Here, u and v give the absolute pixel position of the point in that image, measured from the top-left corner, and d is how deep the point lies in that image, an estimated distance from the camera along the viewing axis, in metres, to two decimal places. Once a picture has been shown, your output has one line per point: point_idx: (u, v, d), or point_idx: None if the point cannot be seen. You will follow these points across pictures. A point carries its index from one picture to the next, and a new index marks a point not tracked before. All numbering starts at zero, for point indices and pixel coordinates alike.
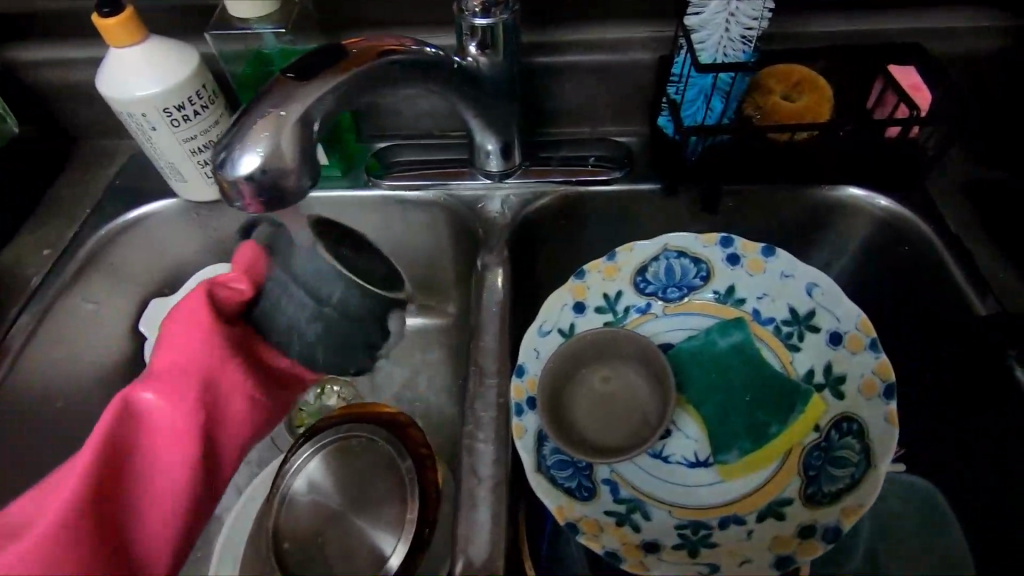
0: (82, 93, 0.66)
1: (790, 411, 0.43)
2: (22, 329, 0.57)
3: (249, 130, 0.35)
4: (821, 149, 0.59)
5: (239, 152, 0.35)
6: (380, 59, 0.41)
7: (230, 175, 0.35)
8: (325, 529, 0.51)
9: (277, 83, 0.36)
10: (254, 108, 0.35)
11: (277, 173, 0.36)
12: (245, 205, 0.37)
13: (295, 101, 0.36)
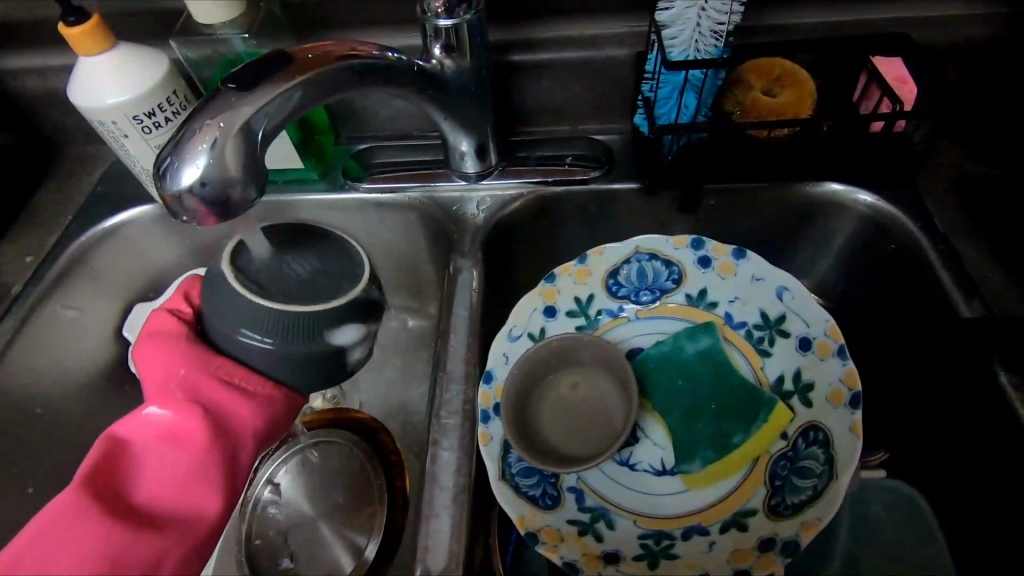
0: (63, 100, 0.66)
1: (756, 418, 0.42)
2: (4, 336, 0.58)
3: (187, 143, 0.34)
4: (801, 145, 0.57)
5: (179, 164, 0.34)
6: (334, 66, 0.41)
7: (173, 188, 0.35)
8: (297, 537, 0.51)
9: (218, 94, 0.36)
10: (193, 120, 0.35)
11: (221, 184, 0.35)
12: (195, 220, 0.36)
13: (237, 109, 0.36)
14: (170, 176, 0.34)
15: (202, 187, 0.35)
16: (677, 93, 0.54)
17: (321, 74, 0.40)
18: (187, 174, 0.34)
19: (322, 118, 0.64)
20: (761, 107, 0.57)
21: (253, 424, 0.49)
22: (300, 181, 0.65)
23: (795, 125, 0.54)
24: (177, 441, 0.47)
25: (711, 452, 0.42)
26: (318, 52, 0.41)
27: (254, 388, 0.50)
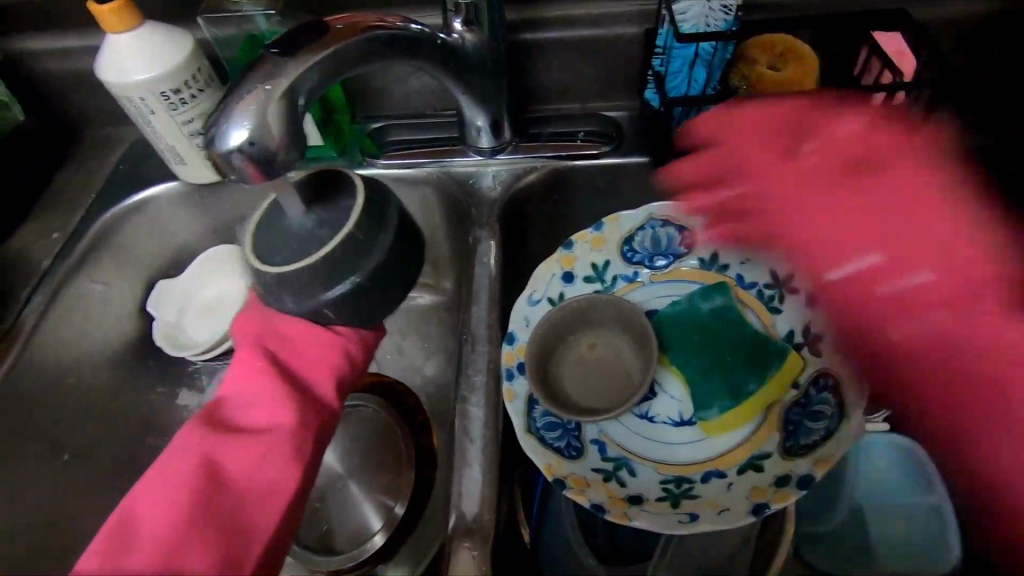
0: (84, 81, 0.67)
1: (769, 368, 0.45)
2: (34, 310, 0.59)
3: (237, 106, 0.36)
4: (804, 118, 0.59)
5: (228, 125, 0.36)
6: (363, 36, 0.43)
7: (222, 149, 0.36)
8: (326, 493, 0.53)
9: (262, 60, 0.38)
10: (239, 86, 0.37)
11: (265, 145, 0.37)
12: (246, 180, 0.38)
13: (279, 76, 0.38)
14: (219, 138, 0.36)
15: (252, 150, 0.36)
16: (687, 67, 0.56)
17: (353, 43, 0.42)
18: (238, 137, 0.36)
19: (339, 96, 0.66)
20: (767, 81, 0.59)
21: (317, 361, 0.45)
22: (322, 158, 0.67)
23: (801, 98, 0.56)
24: (256, 385, 0.43)
25: (727, 401, 0.44)
26: (347, 23, 0.42)
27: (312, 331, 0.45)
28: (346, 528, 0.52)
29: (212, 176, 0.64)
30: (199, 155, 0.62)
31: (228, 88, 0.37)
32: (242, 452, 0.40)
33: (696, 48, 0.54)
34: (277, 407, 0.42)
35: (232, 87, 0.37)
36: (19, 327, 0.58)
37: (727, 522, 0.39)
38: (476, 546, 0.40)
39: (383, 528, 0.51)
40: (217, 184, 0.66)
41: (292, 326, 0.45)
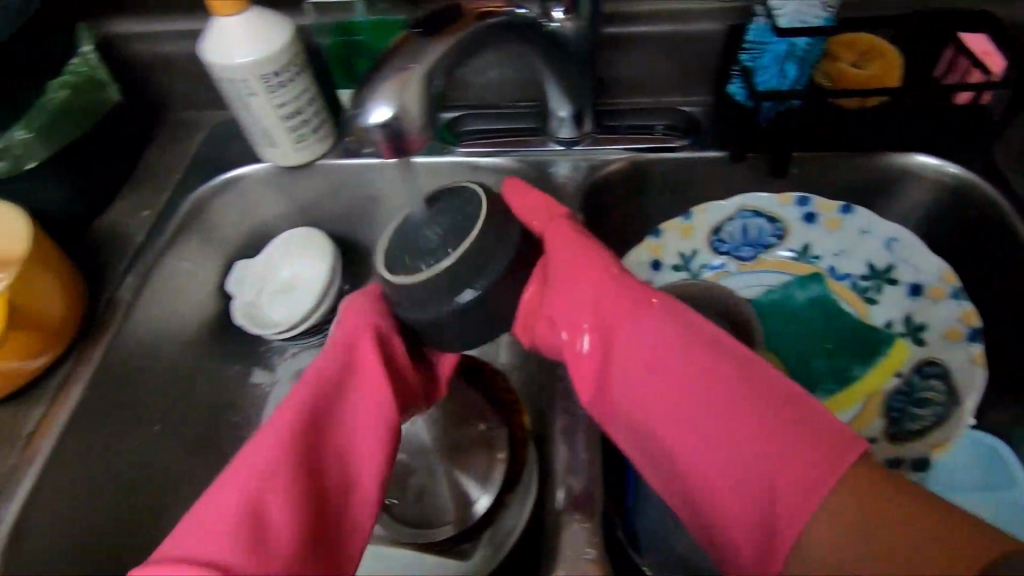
0: (172, 65, 0.69)
1: (876, 356, 0.47)
2: (131, 287, 0.59)
3: (379, 86, 0.37)
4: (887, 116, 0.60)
5: (371, 103, 0.37)
6: (478, 25, 0.42)
7: (364, 124, 0.38)
8: (413, 472, 0.54)
9: (400, 40, 0.39)
10: (379, 66, 0.38)
11: (404, 121, 0.38)
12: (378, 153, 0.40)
13: (420, 54, 0.38)
14: (363, 113, 0.37)
15: (393, 127, 0.38)
16: (779, 62, 0.56)
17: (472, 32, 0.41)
18: (381, 113, 0.37)
19: None
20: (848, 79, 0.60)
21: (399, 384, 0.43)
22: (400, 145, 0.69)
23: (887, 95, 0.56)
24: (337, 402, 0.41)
25: (834, 386, 0.46)
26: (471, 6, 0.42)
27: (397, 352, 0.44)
28: (428, 510, 0.53)
29: (298, 159, 0.66)
30: (288, 138, 0.64)
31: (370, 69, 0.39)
32: (300, 496, 0.36)
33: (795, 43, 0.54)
34: (366, 430, 0.40)
35: (373, 68, 0.39)
36: (120, 301, 0.58)
37: None
38: (587, 519, 0.42)
39: (464, 514, 0.51)
40: (301, 167, 0.68)
41: (365, 340, 0.42)
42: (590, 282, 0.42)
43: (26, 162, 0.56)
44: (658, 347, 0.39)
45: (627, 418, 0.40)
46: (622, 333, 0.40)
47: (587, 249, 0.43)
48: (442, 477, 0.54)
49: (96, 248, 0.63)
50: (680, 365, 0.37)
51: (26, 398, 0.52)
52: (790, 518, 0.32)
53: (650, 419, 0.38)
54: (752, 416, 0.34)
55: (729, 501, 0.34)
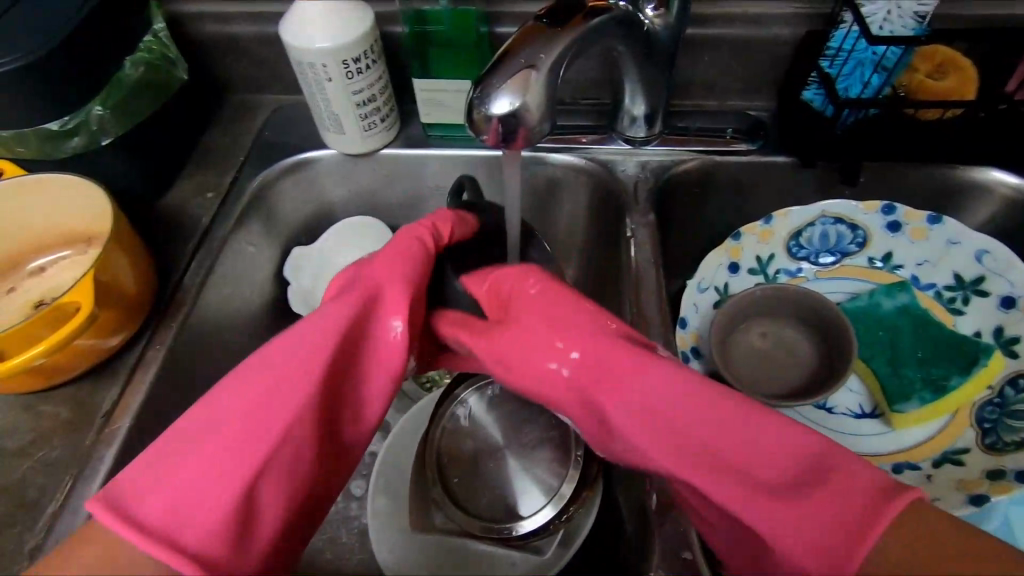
0: (237, 46, 0.68)
1: (972, 363, 0.44)
2: (200, 268, 0.59)
3: (507, 81, 0.37)
4: (962, 130, 0.59)
5: (496, 94, 0.37)
6: (588, 25, 0.41)
7: (486, 113, 0.38)
8: (483, 463, 0.54)
9: (524, 34, 0.38)
10: (504, 59, 0.38)
11: (525, 113, 0.38)
12: (489, 141, 0.40)
13: (550, 45, 0.38)
14: (488, 101, 0.37)
15: (516, 118, 0.38)
16: (860, 69, 0.57)
17: (586, 31, 0.40)
18: (507, 103, 0.37)
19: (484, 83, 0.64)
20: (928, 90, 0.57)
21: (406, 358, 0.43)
22: (464, 138, 0.68)
23: (958, 107, 0.56)
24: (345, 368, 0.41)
25: (927, 394, 0.44)
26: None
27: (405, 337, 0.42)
28: (503, 504, 0.52)
29: (364, 147, 0.66)
30: (358, 125, 0.63)
31: (494, 61, 0.38)
32: (323, 403, 0.40)
33: (883, 51, 0.54)
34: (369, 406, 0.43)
35: (497, 60, 0.38)
36: (189, 281, 0.57)
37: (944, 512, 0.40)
38: (681, 519, 0.42)
39: (540, 511, 0.51)
40: (365, 155, 0.67)
41: (407, 267, 0.45)
42: (580, 324, 0.41)
43: (101, 138, 0.56)
44: (660, 392, 0.37)
45: (638, 461, 0.39)
46: (618, 380, 0.38)
47: (559, 296, 0.42)
48: (512, 471, 0.53)
49: (161, 229, 0.62)
50: (682, 409, 0.36)
51: (101, 377, 0.51)
52: (818, 497, 0.33)
53: (659, 464, 0.37)
54: (772, 456, 0.34)
55: (734, 524, 0.36)
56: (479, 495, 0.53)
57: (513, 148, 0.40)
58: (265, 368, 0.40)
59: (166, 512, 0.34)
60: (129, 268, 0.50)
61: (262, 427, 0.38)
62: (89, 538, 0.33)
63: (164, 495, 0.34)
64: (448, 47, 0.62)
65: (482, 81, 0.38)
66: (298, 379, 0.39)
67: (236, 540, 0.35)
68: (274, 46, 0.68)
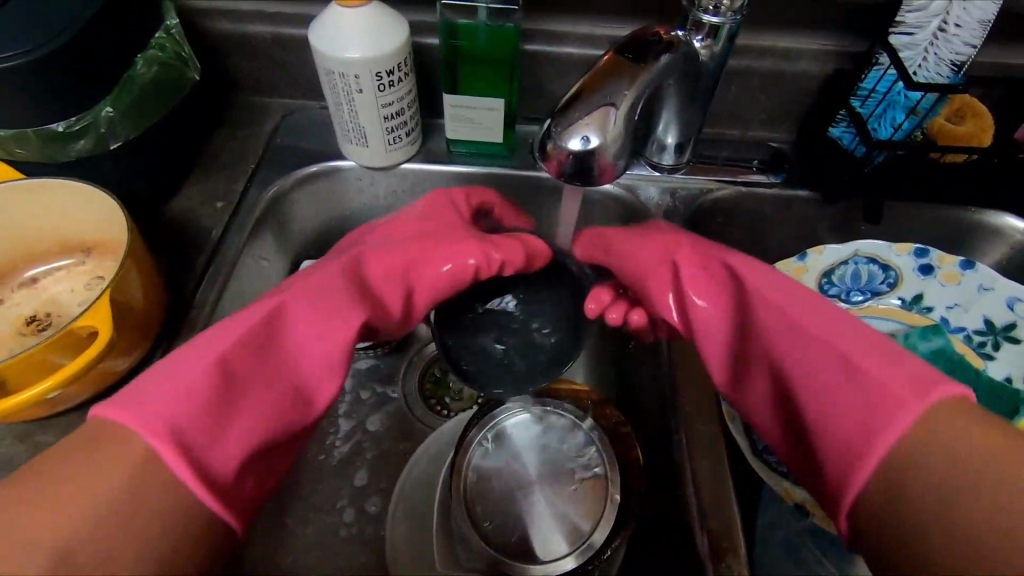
0: (250, 47, 0.64)
1: (1012, 412, 0.46)
2: (213, 283, 0.55)
3: (585, 118, 0.37)
4: (975, 173, 0.60)
5: (574, 131, 0.37)
6: (658, 66, 0.41)
7: (560, 148, 0.38)
8: (510, 500, 0.52)
9: (602, 68, 0.38)
10: (586, 94, 0.37)
11: (600, 151, 0.38)
12: (553, 173, 0.39)
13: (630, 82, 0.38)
14: (564, 137, 0.37)
15: (590, 155, 0.38)
16: (891, 111, 0.58)
17: (655, 71, 0.41)
18: (582, 140, 0.37)
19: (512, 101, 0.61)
20: (947, 133, 0.58)
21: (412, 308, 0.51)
22: (488, 154, 0.66)
23: (979, 152, 0.57)
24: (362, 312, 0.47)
25: None
26: (664, 34, 0.42)
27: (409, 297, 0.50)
28: (534, 539, 0.50)
29: (386, 160, 0.63)
30: (383, 140, 0.60)
31: (573, 94, 0.37)
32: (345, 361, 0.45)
33: (918, 96, 0.56)
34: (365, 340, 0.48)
35: (578, 93, 0.37)
36: (202, 298, 0.54)
37: None
38: (733, 565, 0.42)
39: (579, 549, 0.49)
40: (384, 169, 0.64)
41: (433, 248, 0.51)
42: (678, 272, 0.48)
43: (111, 142, 0.52)
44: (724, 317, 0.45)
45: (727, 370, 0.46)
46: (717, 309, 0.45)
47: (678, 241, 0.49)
48: (541, 509, 0.51)
49: (167, 239, 0.58)
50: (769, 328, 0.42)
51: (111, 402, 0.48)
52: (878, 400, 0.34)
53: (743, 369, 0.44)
54: (846, 359, 0.37)
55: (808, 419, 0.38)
56: (506, 532, 0.51)
57: (587, 184, 0.39)
58: (296, 311, 0.43)
59: (191, 422, 0.36)
60: (143, 289, 0.47)
61: (287, 371, 0.42)
62: (80, 446, 0.33)
63: (188, 406, 0.36)
64: (478, 62, 0.58)
65: (559, 114, 0.38)
66: (329, 331, 0.43)
67: (240, 475, 0.38)
68: (292, 50, 0.64)
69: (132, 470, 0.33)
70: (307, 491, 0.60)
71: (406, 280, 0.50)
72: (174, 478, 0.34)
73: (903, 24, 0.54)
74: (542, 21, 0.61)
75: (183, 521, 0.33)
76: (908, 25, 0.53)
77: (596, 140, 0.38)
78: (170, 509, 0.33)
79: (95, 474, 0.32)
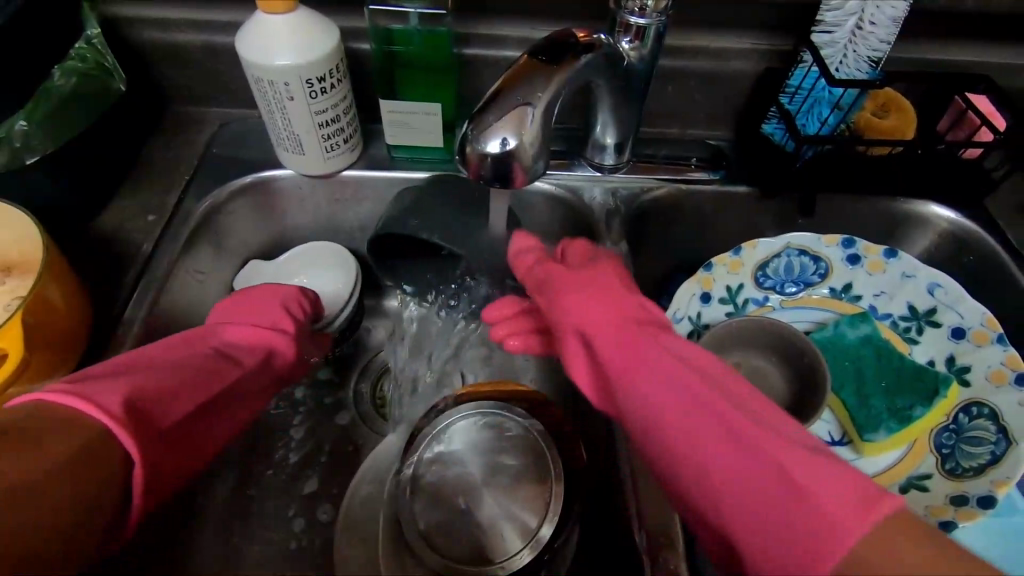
0: (181, 56, 0.63)
1: (933, 394, 0.47)
2: (144, 299, 0.54)
3: (502, 120, 0.38)
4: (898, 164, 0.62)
5: (493, 134, 0.38)
6: (577, 66, 0.42)
7: (480, 150, 0.39)
8: (457, 501, 0.52)
9: (520, 70, 0.39)
10: (504, 98, 0.38)
11: (519, 150, 0.39)
12: (476, 175, 0.40)
13: (547, 83, 0.39)
14: (483, 139, 0.38)
15: (509, 156, 0.39)
16: (817, 107, 0.60)
17: (574, 72, 0.42)
18: (501, 142, 0.38)
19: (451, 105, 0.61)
20: (873, 126, 0.60)
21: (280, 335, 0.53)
22: (430, 159, 0.65)
23: (903, 145, 0.59)
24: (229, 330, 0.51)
25: (893, 424, 0.47)
26: (584, 36, 0.43)
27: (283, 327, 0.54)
28: (483, 538, 0.50)
29: (326, 169, 0.62)
30: (320, 147, 0.59)
31: (492, 97, 0.39)
32: (226, 396, 0.47)
33: (840, 92, 0.58)
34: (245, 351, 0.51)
35: (498, 96, 0.39)
36: (132, 315, 0.52)
37: None
38: (671, 559, 0.44)
39: (527, 546, 0.49)
40: (324, 177, 0.63)
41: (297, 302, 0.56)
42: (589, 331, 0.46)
43: (26, 157, 0.50)
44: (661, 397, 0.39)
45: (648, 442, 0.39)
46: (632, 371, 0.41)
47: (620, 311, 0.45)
48: (488, 509, 0.52)
49: (95, 256, 0.56)
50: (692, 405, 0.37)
51: None
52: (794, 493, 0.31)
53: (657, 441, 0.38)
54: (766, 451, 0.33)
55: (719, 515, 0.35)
56: (451, 532, 0.51)
57: (509, 186, 0.41)
58: (211, 382, 0.45)
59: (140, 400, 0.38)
60: (67, 309, 0.45)
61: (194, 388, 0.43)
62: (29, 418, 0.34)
63: (134, 391, 0.39)
64: (416, 68, 0.58)
65: (479, 116, 0.39)
66: (231, 413, 0.47)
67: (159, 462, 0.39)
68: (223, 57, 0.63)
69: (75, 451, 0.33)
70: (251, 509, 0.59)
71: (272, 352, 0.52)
72: (118, 454, 0.35)
73: (823, 22, 0.55)
74: (477, 24, 0.61)
75: (109, 493, 0.34)
76: (827, 24, 0.55)
77: (516, 140, 0.39)
78: (109, 486, 0.34)
79: (45, 441, 0.33)
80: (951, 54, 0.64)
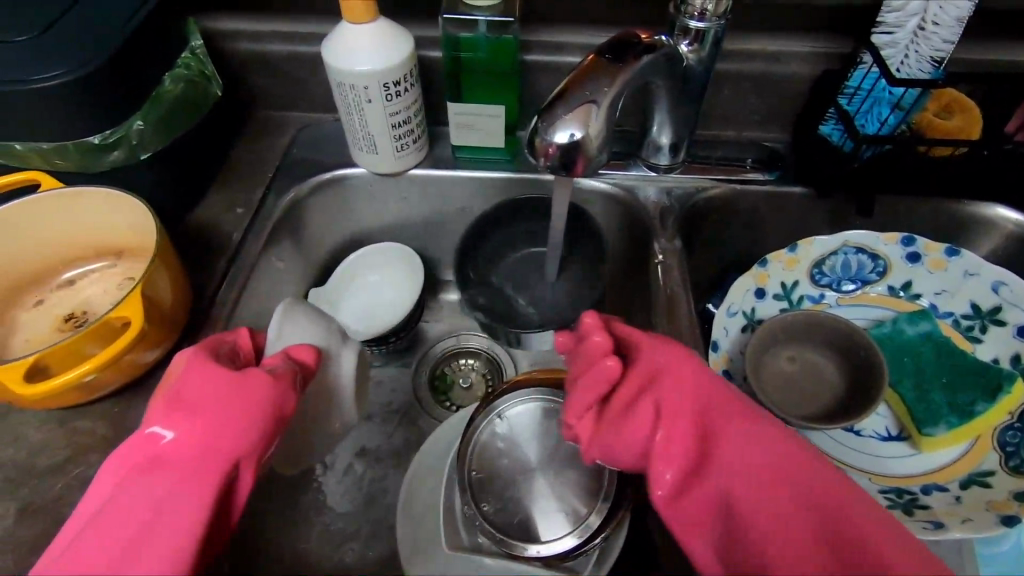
0: (268, 65, 0.69)
1: (994, 390, 0.47)
2: (234, 284, 0.59)
3: (570, 113, 0.41)
4: (964, 165, 0.61)
5: (561, 125, 0.41)
6: (637, 67, 0.45)
7: (547, 142, 0.42)
8: (512, 483, 0.54)
9: (589, 67, 0.42)
10: (570, 94, 0.41)
11: (585, 140, 0.42)
12: (544, 164, 0.43)
13: (611, 80, 0.42)
14: (551, 132, 0.41)
15: (575, 148, 0.42)
16: (877, 107, 0.60)
17: (634, 71, 0.45)
18: (568, 134, 0.41)
19: (511, 105, 0.64)
20: (936, 128, 0.60)
21: (164, 453, 0.39)
22: (490, 159, 0.69)
23: (967, 146, 0.58)
24: (131, 463, 0.39)
25: (954, 419, 0.47)
26: (646, 38, 0.46)
27: (161, 435, 0.40)
28: (533, 522, 0.52)
29: (396, 167, 0.66)
30: (391, 147, 0.64)
31: (561, 93, 0.42)
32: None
33: (901, 92, 0.58)
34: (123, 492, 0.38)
35: (566, 91, 0.41)
36: (224, 296, 0.58)
37: (975, 530, 0.42)
38: None
39: (576, 529, 0.50)
40: (392, 175, 0.68)
41: (192, 388, 0.42)
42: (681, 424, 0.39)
43: (141, 153, 0.56)
44: (749, 469, 0.36)
45: (711, 506, 0.37)
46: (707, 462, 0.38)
47: (706, 373, 0.41)
48: (541, 493, 0.54)
49: (190, 244, 0.62)
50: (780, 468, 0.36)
51: (141, 390, 0.52)
52: None
53: (743, 527, 0.35)
54: (866, 529, 0.33)
55: None
56: (502, 510, 0.53)
57: (572, 174, 0.44)
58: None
59: None
60: (172, 288, 0.51)
61: None
62: None
63: None
64: (483, 72, 0.62)
65: (549, 110, 0.42)
66: None
67: None
68: (306, 67, 0.68)
69: None
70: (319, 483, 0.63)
71: (169, 472, 0.39)
72: None
73: (884, 23, 0.56)
74: (538, 32, 0.64)
75: None
76: (887, 25, 0.56)
77: (581, 133, 0.42)
78: None
79: None
80: (1019, 54, 0.63)
